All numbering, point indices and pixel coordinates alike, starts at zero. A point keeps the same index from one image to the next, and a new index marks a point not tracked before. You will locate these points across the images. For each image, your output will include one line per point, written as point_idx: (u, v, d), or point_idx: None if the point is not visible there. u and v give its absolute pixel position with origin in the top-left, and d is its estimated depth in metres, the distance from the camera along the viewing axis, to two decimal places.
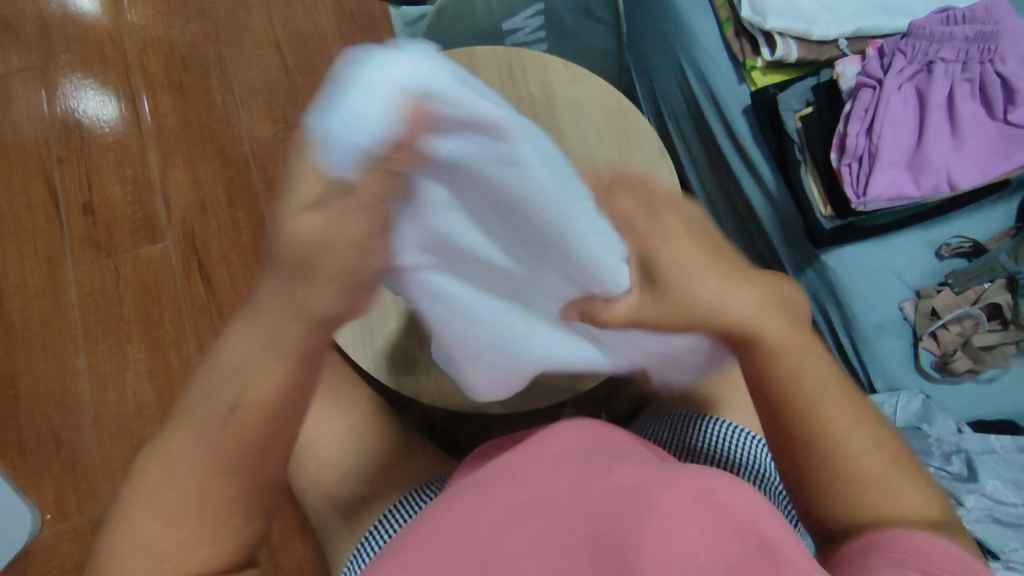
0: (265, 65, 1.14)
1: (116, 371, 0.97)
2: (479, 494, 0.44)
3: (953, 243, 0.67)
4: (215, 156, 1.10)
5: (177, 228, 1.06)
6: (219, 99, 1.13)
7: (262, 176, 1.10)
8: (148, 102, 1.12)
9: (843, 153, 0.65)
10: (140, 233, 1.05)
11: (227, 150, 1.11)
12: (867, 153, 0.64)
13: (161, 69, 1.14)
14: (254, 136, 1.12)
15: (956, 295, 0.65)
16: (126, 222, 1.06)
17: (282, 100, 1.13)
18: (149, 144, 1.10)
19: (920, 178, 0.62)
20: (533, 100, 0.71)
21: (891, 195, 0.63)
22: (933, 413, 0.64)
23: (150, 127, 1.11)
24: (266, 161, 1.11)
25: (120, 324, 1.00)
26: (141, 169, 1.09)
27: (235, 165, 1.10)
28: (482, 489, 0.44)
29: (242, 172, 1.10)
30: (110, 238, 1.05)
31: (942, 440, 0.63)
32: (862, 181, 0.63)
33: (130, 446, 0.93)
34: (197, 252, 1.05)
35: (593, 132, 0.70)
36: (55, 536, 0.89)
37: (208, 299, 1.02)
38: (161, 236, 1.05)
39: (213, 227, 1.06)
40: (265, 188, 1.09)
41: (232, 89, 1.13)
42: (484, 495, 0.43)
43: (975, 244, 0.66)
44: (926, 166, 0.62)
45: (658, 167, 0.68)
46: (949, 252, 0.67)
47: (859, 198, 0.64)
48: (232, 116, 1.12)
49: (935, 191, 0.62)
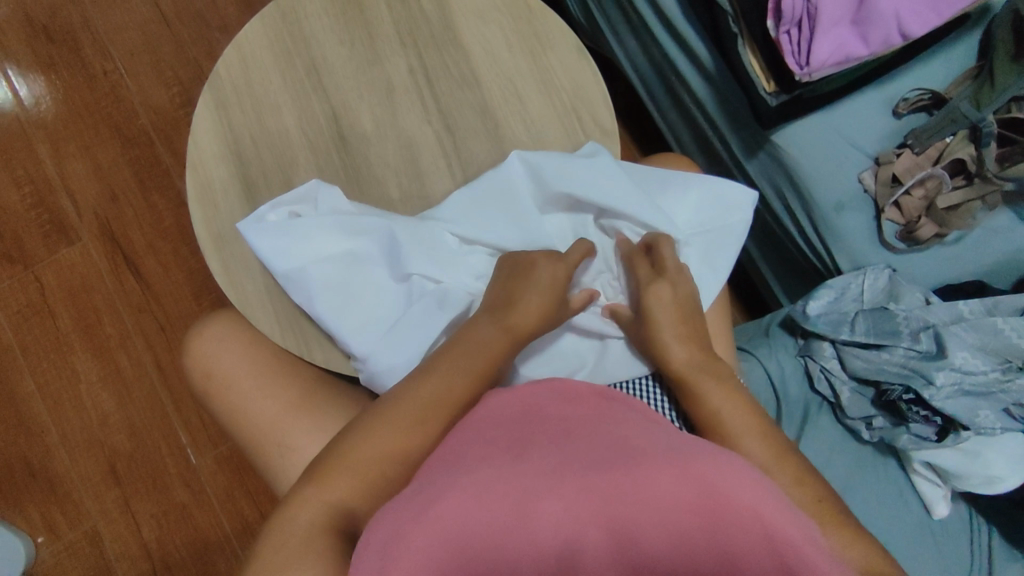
0: (141, 21, 1.02)
1: (68, 386, 0.92)
2: (422, 490, 0.38)
3: (911, 98, 0.61)
4: (111, 134, 1.00)
5: (90, 223, 0.97)
6: (100, 68, 1.01)
7: (170, 148, 1.00)
8: (22, 86, 1.00)
9: (780, 19, 0.56)
10: (53, 237, 0.97)
11: (124, 126, 1.00)
12: (807, 14, 0.55)
13: (25, 47, 1.01)
14: (147, 102, 1.01)
15: (917, 157, 0.60)
16: (35, 227, 0.97)
17: (169, 58, 1.02)
18: (34, 136, 1.00)
19: (868, 35, 0.55)
20: (427, 18, 0.62)
21: (838, 59, 0.55)
22: (899, 288, 0.57)
23: (31, 114, 1.00)
24: (169, 131, 1.00)
25: (58, 335, 0.93)
26: (35, 166, 0.99)
27: (137, 142, 1.00)
28: (438, 473, 0.40)
29: (146, 148, 1.00)
30: (23, 248, 0.97)
31: (909, 317, 0.55)
32: (804, 49, 0.56)
33: (104, 458, 0.89)
34: (120, 246, 0.97)
35: (503, 45, 0.61)
36: (52, 556, 0.87)
37: (143, 292, 0.95)
38: (77, 236, 0.97)
39: (131, 215, 0.98)
40: (176, 161, 0.99)
41: (109, 53, 1.02)
42: (426, 492, 0.37)
43: (933, 95, 0.60)
44: (873, 19, 0.54)
45: (579, 68, 0.61)
46: (907, 108, 0.61)
47: (802, 68, 0.56)
48: (121, 88, 1.01)
49: (884, 46, 0.55)
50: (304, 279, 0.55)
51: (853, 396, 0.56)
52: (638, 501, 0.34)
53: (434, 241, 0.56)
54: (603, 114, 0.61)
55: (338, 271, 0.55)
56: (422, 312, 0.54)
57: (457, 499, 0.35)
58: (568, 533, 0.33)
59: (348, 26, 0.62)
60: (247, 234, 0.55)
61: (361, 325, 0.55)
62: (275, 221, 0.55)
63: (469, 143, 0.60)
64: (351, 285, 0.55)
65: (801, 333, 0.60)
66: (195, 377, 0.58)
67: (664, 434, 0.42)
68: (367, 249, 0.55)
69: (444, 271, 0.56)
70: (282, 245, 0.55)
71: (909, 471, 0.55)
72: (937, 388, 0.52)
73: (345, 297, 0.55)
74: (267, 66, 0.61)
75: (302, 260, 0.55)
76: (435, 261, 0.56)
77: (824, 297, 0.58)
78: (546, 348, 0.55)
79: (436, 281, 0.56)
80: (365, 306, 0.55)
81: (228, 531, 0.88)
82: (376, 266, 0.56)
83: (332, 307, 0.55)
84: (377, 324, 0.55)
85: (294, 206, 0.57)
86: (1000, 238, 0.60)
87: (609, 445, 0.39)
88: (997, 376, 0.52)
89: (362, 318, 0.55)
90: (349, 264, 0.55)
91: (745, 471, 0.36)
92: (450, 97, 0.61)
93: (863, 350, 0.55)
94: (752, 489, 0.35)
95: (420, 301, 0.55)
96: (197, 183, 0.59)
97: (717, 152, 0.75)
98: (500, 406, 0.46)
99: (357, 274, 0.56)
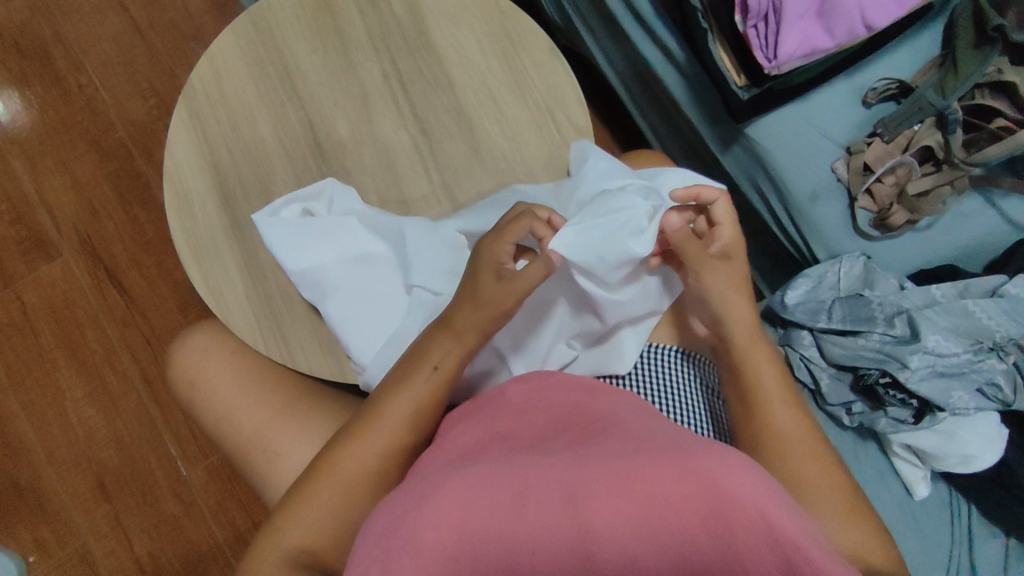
0: (114, 33, 1.02)
1: (54, 404, 0.91)
2: (407, 491, 0.38)
3: (879, 88, 0.62)
4: (89, 148, 0.99)
5: (71, 239, 0.97)
6: (75, 82, 1.01)
7: (149, 160, 0.99)
8: None
9: (747, 14, 0.57)
10: (33, 254, 0.96)
11: (102, 139, 0.99)
12: (773, 8, 0.56)
13: None
14: (124, 114, 1.00)
15: (887, 145, 0.61)
16: (14, 244, 0.96)
17: (145, 70, 1.01)
18: (10, 153, 0.99)
19: (833, 26, 0.56)
20: (399, 23, 0.62)
21: (805, 51, 0.56)
22: (874, 274, 0.58)
23: (5, 131, 0.99)
24: (148, 143, 1.00)
25: (41, 352, 0.93)
26: (12, 183, 0.98)
27: (115, 155, 0.99)
28: (423, 475, 0.40)
29: (125, 162, 0.99)
30: (2, 266, 0.96)
31: (883, 302, 0.56)
32: (772, 42, 0.56)
33: (93, 474, 0.89)
34: (101, 260, 0.96)
35: (476, 47, 0.61)
36: None
37: (126, 306, 0.94)
38: (57, 252, 0.96)
39: (111, 229, 0.97)
40: (156, 173, 0.99)
41: (84, 67, 1.01)
42: (412, 493, 0.38)
43: (900, 84, 0.62)
44: (837, 11, 0.55)
45: (552, 68, 0.61)
46: (875, 98, 0.62)
47: (770, 62, 0.57)
48: (97, 101, 1.00)
49: (849, 37, 0.56)
50: (311, 277, 0.56)
51: (832, 382, 0.57)
52: (619, 493, 0.35)
53: (430, 252, 0.56)
54: (577, 113, 0.61)
55: (349, 273, 0.57)
56: (415, 323, 0.54)
57: (438, 501, 0.35)
58: (551, 528, 0.34)
59: (320, 33, 0.62)
60: (261, 226, 0.56)
61: (361, 328, 0.56)
62: (289, 218, 0.57)
63: (445, 146, 0.61)
64: (359, 288, 0.56)
65: (780, 323, 0.61)
66: (178, 388, 0.58)
67: (646, 428, 0.42)
68: (380, 255, 0.57)
69: (440, 282, 0.55)
70: (297, 242, 0.56)
71: (890, 454, 0.56)
72: (912, 370, 0.53)
73: (347, 297, 0.56)
74: (241, 76, 0.61)
75: (316, 259, 0.56)
76: (429, 271, 0.55)
77: (800, 286, 0.59)
78: (540, 360, 0.53)
79: (433, 290, 0.55)
80: (364, 313, 0.56)
81: (222, 542, 0.87)
82: (386, 271, 0.57)
83: (336, 312, 0.56)
84: (377, 330, 0.56)
85: (307, 203, 0.58)
86: (970, 221, 0.61)
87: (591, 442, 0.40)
88: (970, 356, 0.53)
89: (365, 322, 0.56)
90: (359, 266, 0.57)
91: (724, 459, 0.37)
92: (425, 101, 0.61)
93: (840, 336, 0.56)
94: (730, 476, 0.35)
95: (416, 311, 0.55)
96: (175, 195, 0.59)
97: (693, 147, 0.76)
98: (484, 409, 0.46)
99: (364, 279, 0.57)
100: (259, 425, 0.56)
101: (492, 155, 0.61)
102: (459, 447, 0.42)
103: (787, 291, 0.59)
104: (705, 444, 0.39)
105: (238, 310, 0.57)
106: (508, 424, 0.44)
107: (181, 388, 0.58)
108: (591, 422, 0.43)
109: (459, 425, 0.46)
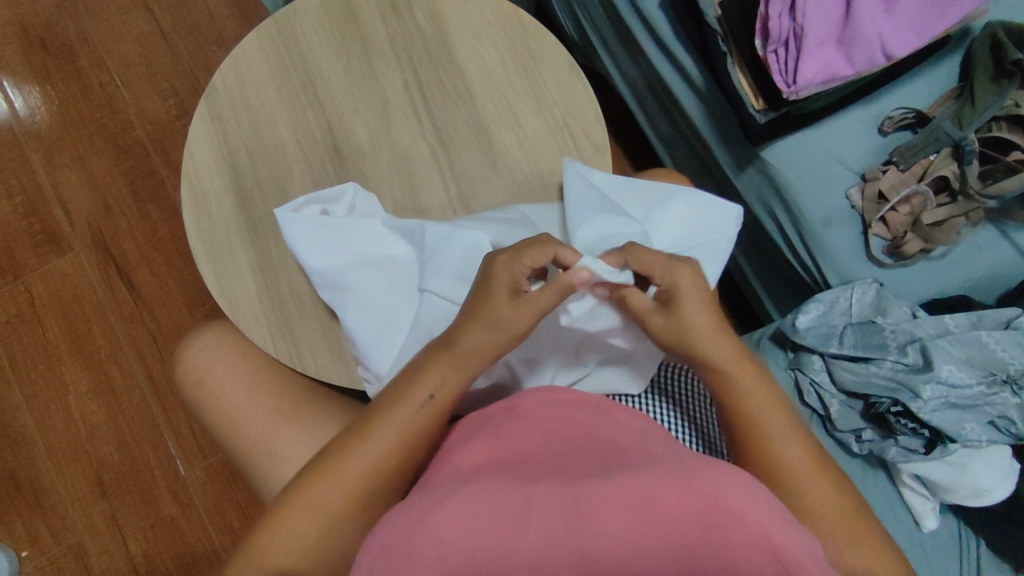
0: (138, 34, 1.03)
1: (57, 398, 0.91)
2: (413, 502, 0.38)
3: (896, 117, 0.62)
4: (106, 145, 1.00)
5: (83, 234, 0.97)
6: (96, 80, 1.02)
7: (165, 159, 1.00)
8: (17, 96, 1.01)
9: (767, 38, 0.58)
10: (45, 248, 0.97)
11: (119, 136, 1.00)
12: (794, 34, 0.56)
13: (21, 58, 1.02)
14: (143, 114, 1.01)
15: (902, 173, 0.61)
16: (26, 237, 0.97)
17: (166, 71, 1.03)
18: (28, 145, 1.00)
19: (852, 55, 0.56)
20: (422, 33, 0.63)
21: (824, 77, 0.56)
22: (887, 302, 0.58)
23: (25, 124, 1.00)
24: (165, 143, 1.01)
25: (47, 345, 0.93)
26: (28, 177, 0.99)
27: (132, 153, 1.00)
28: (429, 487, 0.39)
29: (141, 159, 1.00)
30: (13, 258, 0.96)
31: (897, 330, 0.55)
32: (791, 67, 0.57)
33: (92, 470, 0.88)
34: (112, 256, 0.96)
35: (497, 59, 0.62)
36: (36, 570, 0.86)
37: (135, 302, 0.95)
38: (68, 246, 0.97)
39: (124, 225, 0.98)
40: (171, 172, 1.00)
41: (105, 65, 1.02)
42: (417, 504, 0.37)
43: (917, 114, 0.62)
44: (857, 39, 0.55)
45: (572, 85, 0.62)
46: (892, 127, 0.62)
47: (789, 87, 0.57)
48: (117, 99, 1.01)
49: (869, 66, 0.56)
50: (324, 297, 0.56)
51: (842, 409, 0.56)
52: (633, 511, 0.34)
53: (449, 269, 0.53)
54: (595, 129, 0.61)
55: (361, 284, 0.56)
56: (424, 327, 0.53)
57: (448, 512, 0.35)
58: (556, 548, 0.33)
59: (344, 41, 0.62)
60: (283, 223, 0.56)
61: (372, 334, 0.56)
62: (308, 216, 0.56)
63: (462, 157, 0.61)
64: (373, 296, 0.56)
65: (791, 346, 0.61)
66: (184, 387, 0.58)
67: (659, 449, 0.42)
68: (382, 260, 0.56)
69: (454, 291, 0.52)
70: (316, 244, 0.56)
71: (899, 485, 0.56)
72: (924, 401, 0.52)
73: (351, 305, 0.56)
74: (264, 79, 0.61)
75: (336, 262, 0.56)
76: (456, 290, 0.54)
77: (813, 310, 0.58)
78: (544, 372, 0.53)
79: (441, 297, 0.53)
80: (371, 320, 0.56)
81: (217, 545, 0.87)
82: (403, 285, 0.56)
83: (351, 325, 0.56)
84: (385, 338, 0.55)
85: (327, 204, 0.57)
86: (984, 253, 0.61)
87: (600, 463, 0.39)
88: (983, 389, 0.53)
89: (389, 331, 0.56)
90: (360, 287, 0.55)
91: (737, 482, 0.36)
92: (443, 111, 0.62)
93: (852, 363, 0.56)
94: (742, 500, 0.35)
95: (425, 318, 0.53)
96: (192, 194, 0.59)
97: (708, 168, 0.76)
98: (493, 423, 0.46)
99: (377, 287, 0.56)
100: (265, 427, 0.56)
101: (508, 167, 0.61)
102: (465, 459, 0.42)
103: (799, 314, 0.59)
104: (716, 464, 0.38)
105: (252, 313, 0.58)
106: (515, 436, 0.43)
107: (187, 387, 0.58)
108: (600, 439, 0.43)
109: (467, 437, 0.45)
